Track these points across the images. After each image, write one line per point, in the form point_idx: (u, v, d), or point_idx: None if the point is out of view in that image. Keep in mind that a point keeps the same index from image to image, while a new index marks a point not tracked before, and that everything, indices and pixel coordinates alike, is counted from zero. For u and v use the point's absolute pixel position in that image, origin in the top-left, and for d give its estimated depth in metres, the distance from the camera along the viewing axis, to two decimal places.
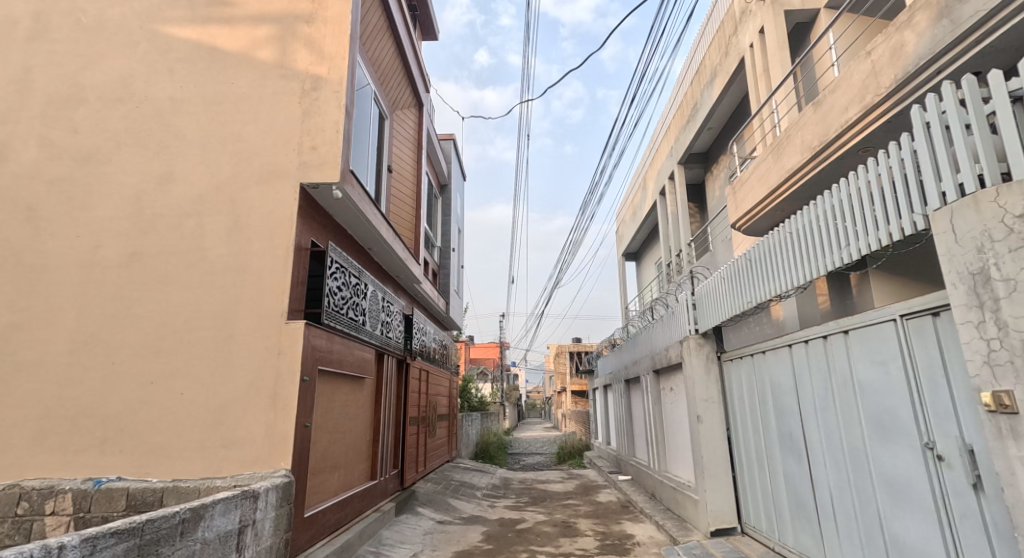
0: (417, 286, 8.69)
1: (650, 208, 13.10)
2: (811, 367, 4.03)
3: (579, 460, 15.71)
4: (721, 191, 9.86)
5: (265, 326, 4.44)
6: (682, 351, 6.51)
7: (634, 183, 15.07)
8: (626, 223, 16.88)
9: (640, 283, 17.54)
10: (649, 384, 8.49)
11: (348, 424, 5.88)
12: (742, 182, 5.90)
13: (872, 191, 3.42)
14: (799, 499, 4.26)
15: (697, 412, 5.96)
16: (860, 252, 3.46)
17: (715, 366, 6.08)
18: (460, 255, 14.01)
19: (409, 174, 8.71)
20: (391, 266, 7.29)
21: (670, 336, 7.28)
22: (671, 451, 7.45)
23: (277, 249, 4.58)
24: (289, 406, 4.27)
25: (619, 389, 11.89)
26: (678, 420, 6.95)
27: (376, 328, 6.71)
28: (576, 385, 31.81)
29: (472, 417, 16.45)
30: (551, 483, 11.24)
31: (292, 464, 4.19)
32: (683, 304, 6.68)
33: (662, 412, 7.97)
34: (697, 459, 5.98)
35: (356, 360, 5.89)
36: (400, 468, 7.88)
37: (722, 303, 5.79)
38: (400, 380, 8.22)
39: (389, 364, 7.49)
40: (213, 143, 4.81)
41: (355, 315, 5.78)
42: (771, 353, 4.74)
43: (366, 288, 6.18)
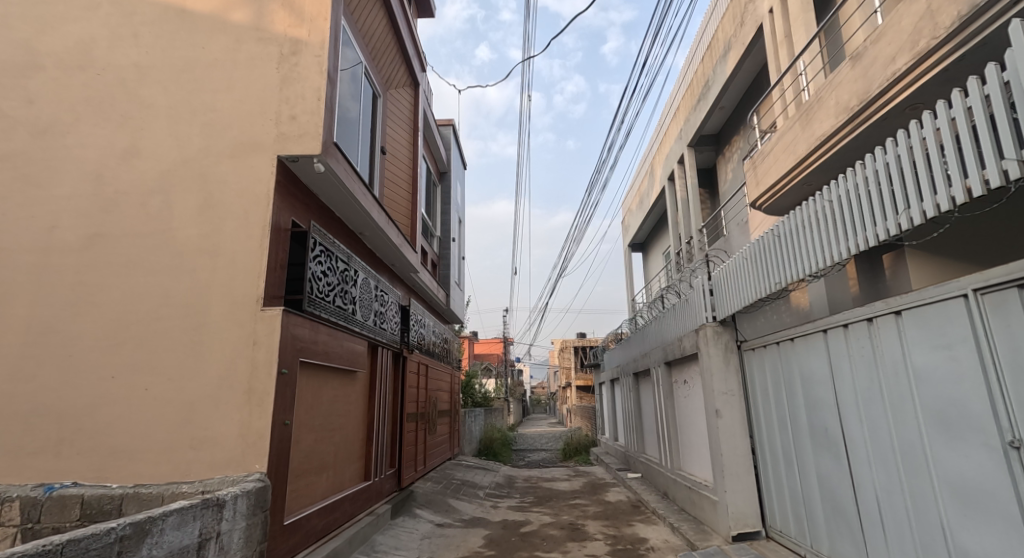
0: (414, 275, 8.24)
1: (659, 194, 12.61)
2: (851, 355, 3.57)
3: (585, 457, 15.28)
4: (735, 173, 9.38)
5: (239, 313, 4.00)
6: (698, 341, 6.05)
7: (641, 170, 14.58)
8: (632, 213, 16.43)
9: (646, 274, 17.08)
10: (660, 378, 8.03)
11: (337, 421, 5.44)
12: (763, 156, 5.42)
13: (939, 143, 2.96)
14: (837, 503, 3.80)
15: (715, 407, 5.49)
16: (922, 215, 2.98)
17: (734, 357, 5.61)
18: (460, 246, 13.56)
19: (405, 156, 8.25)
20: (384, 253, 6.85)
21: (683, 325, 6.82)
22: (686, 449, 6.99)
23: (253, 229, 4.13)
24: (266, 402, 3.83)
25: (626, 383, 11.43)
26: (693, 415, 6.49)
27: (369, 318, 6.28)
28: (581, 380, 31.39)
29: (475, 413, 16.03)
30: (557, 481, 10.82)
31: (269, 467, 3.76)
32: (699, 291, 6.22)
33: (675, 406, 7.52)
34: (715, 457, 5.53)
35: (346, 352, 5.45)
36: (397, 467, 7.46)
37: (740, 288, 5.34)
38: (397, 375, 7.79)
39: (384, 356, 7.06)
40: (182, 113, 4.36)
41: (343, 303, 5.34)
42: (803, 340, 4.28)
43: (356, 274, 5.75)
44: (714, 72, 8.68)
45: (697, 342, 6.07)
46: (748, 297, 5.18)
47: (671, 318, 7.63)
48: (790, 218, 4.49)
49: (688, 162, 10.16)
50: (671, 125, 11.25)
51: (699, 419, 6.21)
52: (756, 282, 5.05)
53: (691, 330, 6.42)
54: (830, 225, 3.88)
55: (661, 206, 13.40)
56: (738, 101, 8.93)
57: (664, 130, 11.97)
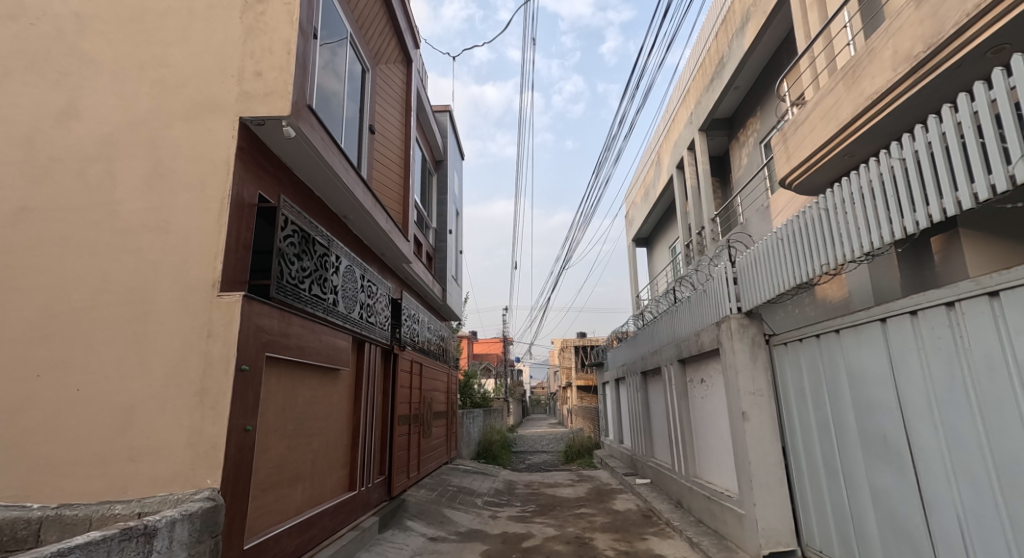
0: (405, 265, 7.65)
1: (666, 184, 12.05)
2: (923, 349, 2.99)
3: (588, 460, 14.66)
4: (750, 157, 8.82)
5: (191, 300, 3.38)
6: (719, 336, 5.45)
7: (646, 160, 14.03)
8: (636, 206, 15.87)
9: (651, 269, 16.52)
10: (672, 377, 7.43)
11: (316, 426, 4.83)
12: (794, 127, 4.82)
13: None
14: (900, 525, 3.22)
15: (741, 408, 4.89)
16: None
17: (762, 353, 5.01)
18: (457, 239, 12.96)
19: (396, 137, 7.65)
20: (371, 238, 6.24)
21: (701, 319, 6.21)
22: (703, 455, 6.38)
23: (210, 201, 3.52)
24: (221, 405, 3.22)
25: (634, 383, 10.84)
26: (712, 417, 5.89)
27: (354, 310, 5.68)
28: (582, 379, 30.75)
29: (473, 415, 15.41)
30: (560, 486, 10.21)
31: (225, 482, 3.16)
32: (720, 279, 5.62)
33: (690, 408, 6.91)
34: (741, 465, 4.93)
35: (325, 348, 4.84)
36: (386, 475, 6.85)
37: (769, 274, 4.76)
38: (387, 374, 7.18)
39: (372, 353, 6.46)
40: (129, 68, 3.74)
41: (321, 292, 4.73)
42: (852, 331, 3.68)
43: (337, 261, 5.14)
44: (730, 49, 8.11)
45: (719, 336, 5.45)
46: (777, 284, 4.61)
47: (684, 311, 7.02)
48: (839, 188, 3.99)
49: (700, 147, 9.59)
50: (679, 110, 10.69)
51: (721, 422, 5.61)
52: (788, 265, 4.48)
53: (710, 324, 5.81)
54: (900, 192, 3.36)
55: (668, 197, 12.83)
56: (754, 80, 8.37)
57: (672, 116, 11.42)
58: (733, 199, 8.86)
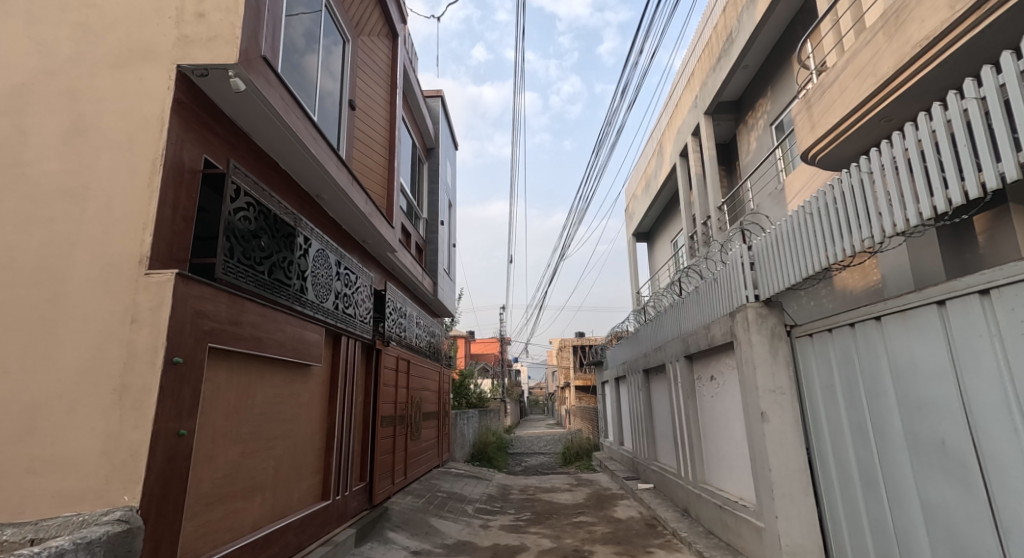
0: (389, 253, 7.10)
1: (669, 173, 11.56)
2: (1001, 338, 2.46)
3: (587, 462, 14.10)
4: (760, 141, 8.31)
5: (114, 279, 2.82)
6: (734, 328, 4.90)
7: (647, 151, 13.54)
8: (636, 199, 15.36)
9: (652, 265, 16.03)
10: (679, 374, 6.88)
11: (279, 430, 4.27)
12: (819, 91, 4.31)
13: None
14: (963, 549, 2.70)
15: (760, 408, 4.35)
16: None
17: (783, 347, 4.47)
18: (450, 231, 12.42)
19: (380, 116, 7.11)
20: (348, 220, 5.70)
21: (711, 310, 5.66)
22: (714, 460, 5.83)
23: (139, 162, 2.96)
24: (145, 405, 2.66)
25: (635, 382, 10.31)
26: (725, 418, 5.35)
27: (327, 298, 5.13)
28: (581, 379, 30.16)
29: (467, 415, 14.86)
30: (557, 492, 9.64)
31: (148, 498, 2.60)
32: (732, 264, 5.07)
33: (698, 408, 6.37)
34: (759, 472, 4.40)
35: (289, 341, 4.28)
36: (367, 481, 6.30)
37: (791, 256, 4.23)
38: (369, 372, 6.62)
39: (351, 348, 5.90)
40: (48, 10, 3.19)
41: (283, 277, 4.16)
42: (897, 317, 3.15)
43: (304, 242, 4.57)
44: (738, 23, 7.61)
45: (733, 328, 4.91)
46: (801, 266, 4.07)
47: (691, 303, 6.48)
48: (880, 152, 3.47)
49: (705, 132, 9.08)
50: (683, 94, 10.19)
51: (737, 424, 5.05)
52: (815, 245, 3.95)
53: (723, 315, 5.27)
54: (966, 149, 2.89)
55: (670, 188, 12.33)
56: (764, 58, 7.89)
57: (676, 101, 10.93)
58: (741, 185, 8.36)
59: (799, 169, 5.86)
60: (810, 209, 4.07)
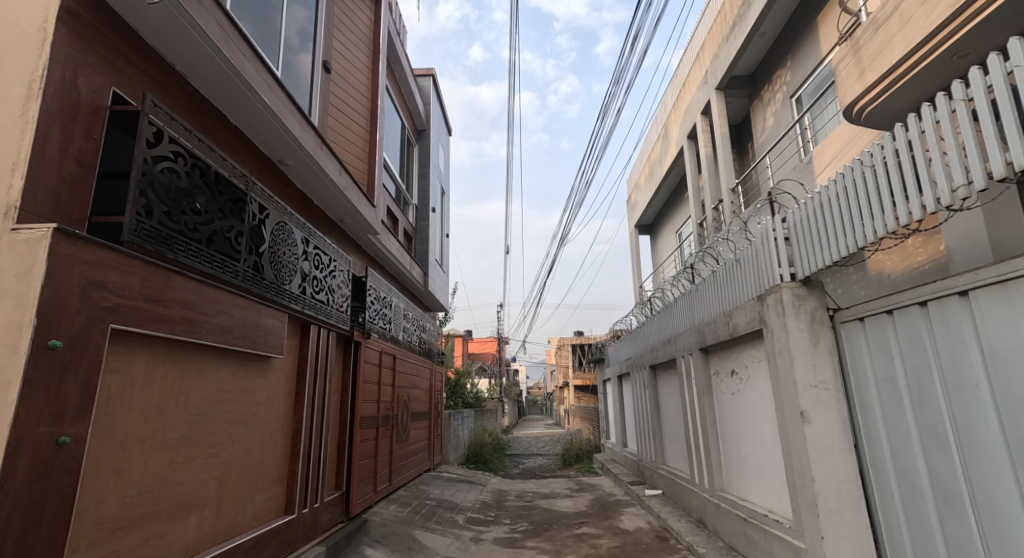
0: (370, 235, 6.40)
1: (675, 157, 10.93)
2: None
3: (588, 465, 13.37)
4: (777, 116, 7.68)
5: None
6: (764, 313, 4.22)
7: (651, 136, 12.91)
8: (639, 188, 14.73)
9: (655, 258, 15.42)
10: (693, 369, 6.19)
11: (225, 434, 3.57)
12: (870, 30, 3.65)
13: None
14: None
15: (800, 407, 3.67)
16: None
17: (825, 334, 3.78)
18: (443, 219, 11.75)
19: (361, 83, 6.44)
20: (318, 192, 5.01)
21: (734, 295, 4.99)
22: (737, 466, 5.14)
23: (13, 85, 2.26)
24: (4, 403, 1.97)
25: (641, 379, 9.63)
26: (752, 419, 4.66)
27: (291, 280, 4.44)
28: (581, 379, 29.38)
29: (461, 416, 14.16)
30: (557, 497, 8.94)
31: (5, 530, 1.91)
32: (762, 240, 4.40)
33: (715, 407, 5.69)
34: (798, 483, 3.71)
35: (238, 327, 3.58)
36: (344, 490, 5.60)
37: (834, 225, 3.56)
38: (347, 368, 5.92)
39: (323, 339, 5.20)
40: None
41: (230, 250, 3.46)
42: (1000, 290, 2.50)
43: (258, 212, 3.87)
44: None
45: (764, 313, 4.23)
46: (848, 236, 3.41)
47: (708, 290, 5.81)
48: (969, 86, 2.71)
49: (716, 109, 8.44)
50: (693, 70, 9.53)
51: (767, 425, 4.37)
52: (867, 209, 3.28)
53: (749, 300, 4.60)
54: None
55: (676, 174, 11.67)
56: (783, 25, 7.29)
57: (683, 80, 10.31)
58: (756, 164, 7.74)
59: (831, 136, 5.23)
60: (858, 168, 3.40)
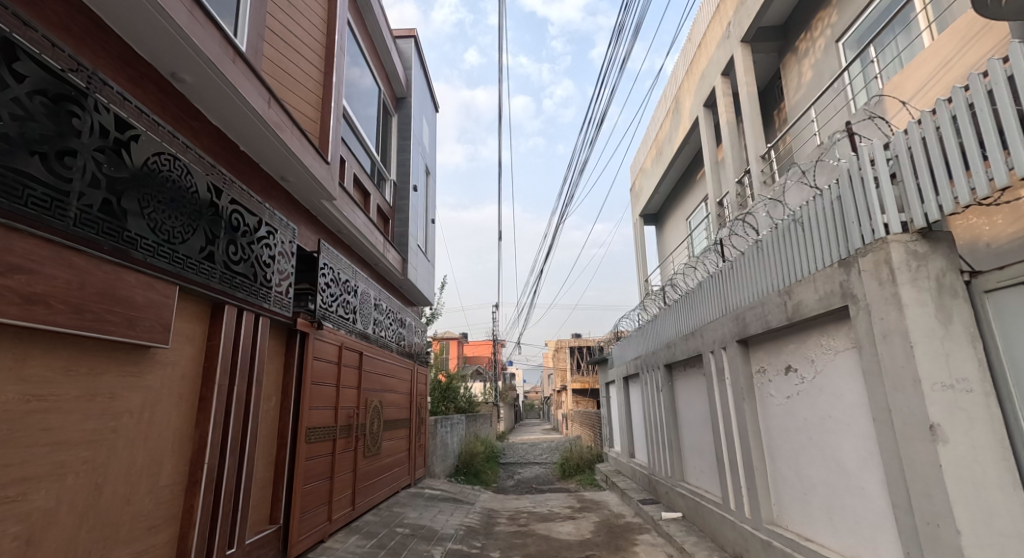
0: (323, 200, 5.14)
1: (689, 131, 9.73)
2: None
3: (590, 477, 12.10)
4: (819, 67, 6.48)
5: None
6: (850, 282, 3.01)
7: (660, 113, 11.72)
8: (644, 173, 13.54)
9: (662, 250, 14.23)
10: (729, 367, 4.98)
11: (47, 462, 2.32)
12: None
13: None
14: None
15: (928, 417, 2.44)
16: None
17: (962, 310, 2.54)
18: (427, 202, 10.51)
19: (314, 11, 5.20)
20: (237, 127, 3.76)
21: (794, 264, 3.78)
22: (799, 494, 3.91)
23: None
24: None
25: (652, 380, 8.39)
26: (830, 432, 3.43)
27: (187, 237, 3.17)
28: (577, 383, 28.08)
29: (450, 422, 12.89)
30: (555, 519, 7.68)
31: None
32: (842, 182, 3.15)
33: (764, 414, 4.46)
34: (925, 531, 2.46)
35: (67, 297, 2.31)
36: (280, 525, 4.32)
37: (968, 136, 2.36)
38: (289, 367, 4.66)
39: (248, 327, 3.93)
40: None
41: (38, 173, 2.20)
42: None
43: (116, 130, 2.62)
44: None
45: (851, 282, 3.01)
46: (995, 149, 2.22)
47: (751, 264, 4.60)
48: None
49: (740, 64, 7.29)
50: (711, 27, 8.38)
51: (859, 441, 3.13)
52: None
53: (821, 268, 3.38)
54: None
55: (688, 150, 10.51)
56: None
57: (699, 42, 9.16)
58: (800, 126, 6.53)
59: (915, 63, 4.00)
60: (1018, 46, 2.21)
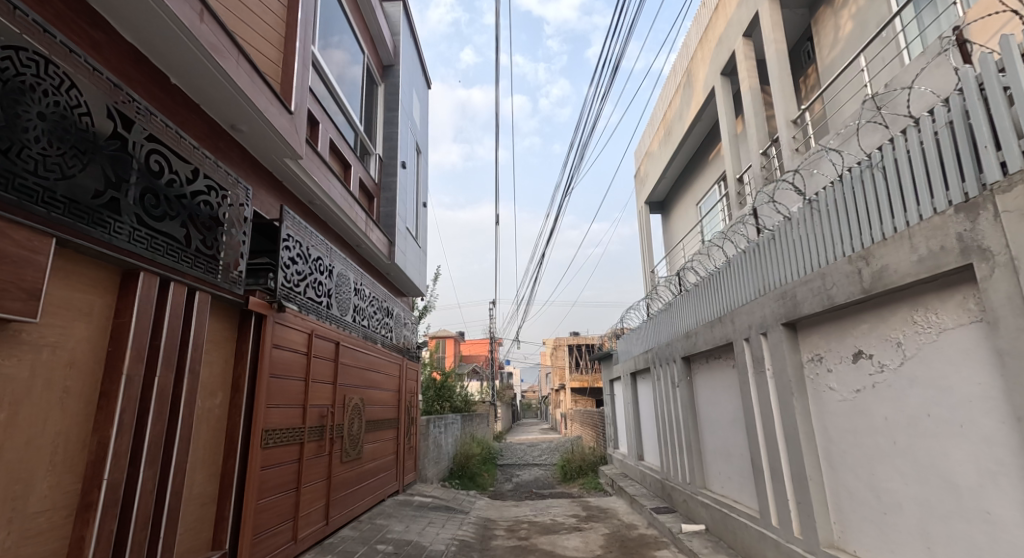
0: (286, 157, 4.32)
1: (704, 104, 8.93)
2: None
3: (594, 481, 11.28)
4: (861, 16, 5.70)
5: None
6: (981, 232, 2.23)
7: (670, 89, 10.92)
8: (650, 157, 12.74)
9: (669, 239, 13.42)
10: (772, 356, 4.18)
11: None
12: None
13: None
14: None
15: None
16: None
17: None
18: (418, 183, 9.68)
19: None
20: (157, 44, 2.93)
21: (874, 222, 2.97)
22: (874, 513, 3.11)
23: None
24: None
25: (666, 376, 7.59)
26: (934, 435, 2.63)
27: (75, 174, 2.35)
28: (576, 381, 27.25)
29: (444, 423, 12.05)
30: (559, 530, 6.87)
31: None
32: (975, 105, 2.36)
33: (821, 413, 3.67)
34: None
35: None
36: (226, 551, 3.50)
37: None
38: (240, 356, 3.85)
39: (182, 304, 3.10)
40: None
41: None
42: None
43: None
44: None
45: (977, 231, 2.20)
46: None
47: (803, 230, 3.79)
48: None
49: (765, 20, 6.54)
50: None
51: (994, 450, 2.34)
52: None
53: (923, 220, 2.57)
54: None
55: (700, 128, 9.72)
56: None
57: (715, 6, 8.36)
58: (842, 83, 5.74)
59: None
60: None
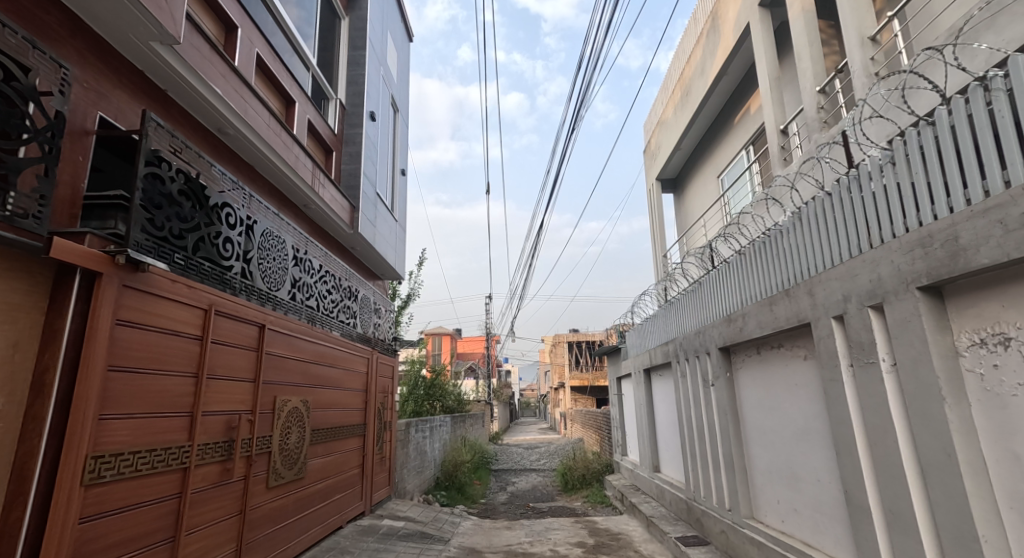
0: (150, 36, 2.85)
1: (737, 46, 7.44)
2: None
3: (599, 494, 9.80)
4: None
5: None
6: None
7: (690, 41, 9.44)
8: (663, 126, 11.26)
9: (683, 221, 11.93)
10: (894, 339, 2.70)
11: None
12: None
13: None
14: None
15: None
16: None
17: None
18: (393, 145, 8.19)
19: None
20: None
21: None
22: None
23: None
24: None
25: (693, 372, 6.10)
26: None
27: None
28: (576, 380, 25.76)
29: (430, 426, 10.55)
30: None
31: None
32: None
33: (1007, 430, 2.22)
34: None
35: None
36: None
37: None
38: (44, 341, 2.39)
39: None
40: None
41: None
42: None
43: None
44: None
45: None
46: None
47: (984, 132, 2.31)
48: None
49: None
50: None
51: None
52: None
53: None
54: None
55: (727, 80, 8.24)
56: None
57: None
58: None
59: None
60: None
